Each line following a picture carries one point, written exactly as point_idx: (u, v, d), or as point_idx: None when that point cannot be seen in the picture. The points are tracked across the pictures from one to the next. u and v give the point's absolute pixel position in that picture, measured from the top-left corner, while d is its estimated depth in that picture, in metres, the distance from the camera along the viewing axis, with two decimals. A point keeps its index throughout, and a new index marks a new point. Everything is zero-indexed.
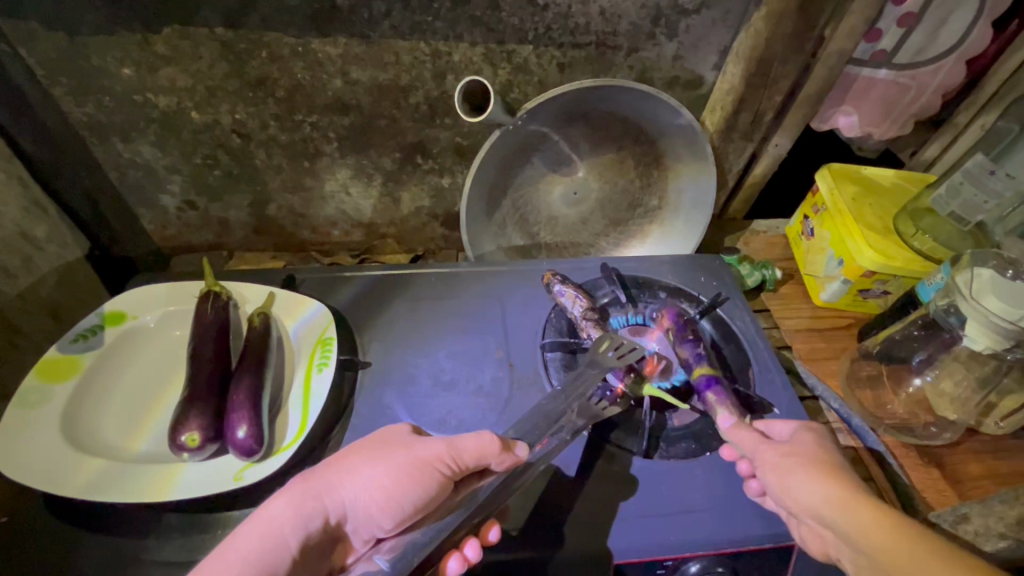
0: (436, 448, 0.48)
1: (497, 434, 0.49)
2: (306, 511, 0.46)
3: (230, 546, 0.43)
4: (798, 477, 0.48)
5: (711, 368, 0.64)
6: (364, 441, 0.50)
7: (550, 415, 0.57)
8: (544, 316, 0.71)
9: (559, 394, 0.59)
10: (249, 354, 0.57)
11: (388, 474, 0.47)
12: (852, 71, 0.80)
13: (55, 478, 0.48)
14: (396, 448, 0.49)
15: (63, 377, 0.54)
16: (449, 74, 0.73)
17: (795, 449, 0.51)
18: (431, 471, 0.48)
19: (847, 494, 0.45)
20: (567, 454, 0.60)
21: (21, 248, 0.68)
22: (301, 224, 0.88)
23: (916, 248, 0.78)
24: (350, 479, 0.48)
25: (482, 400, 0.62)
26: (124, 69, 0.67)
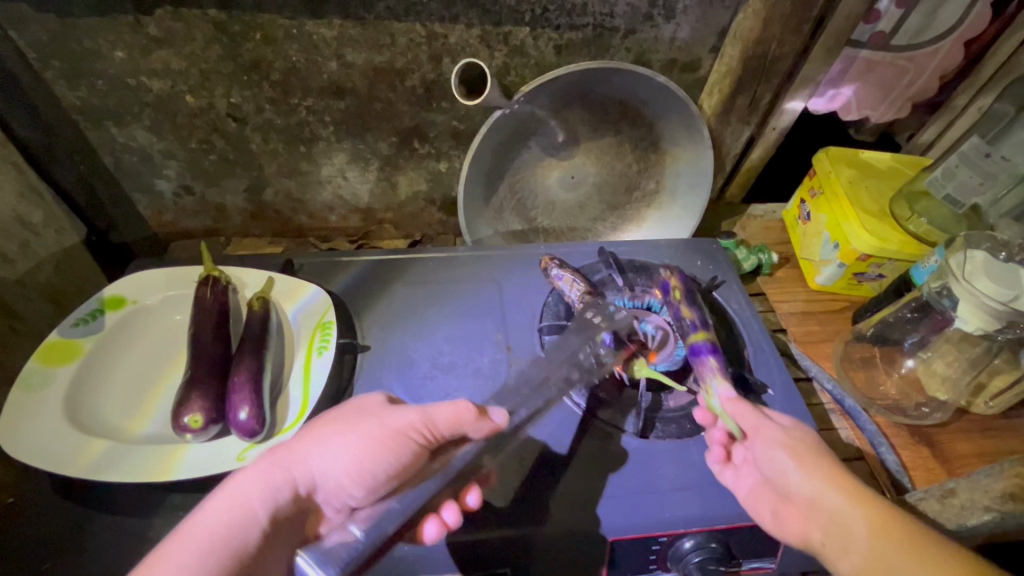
0: (408, 419, 0.50)
1: (471, 403, 0.51)
2: (276, 481, 0.47)
3: (197, 519, 0.43)
4: (812, 462, 0.51)
5: (712, 336, 0.63)
6: (336, 411, 0.51)
7: (533, 381, 0.62)
8: (540, 300, 0.72)
9: (545, 361, 0.64)
10: (249, 337, 0.57)
11: (359, 445, 0.49)
12: (851, 53, 0.79)
13: (61, 459, 0.48)
14: (367, 418, 0.50)
15: (64, 360, 0.54)
16: (446, 57, 0.73)
17: (799, 432, 0.55)
18: (403, 442, 0.49)
19: (858, 491, 0.48)
20: (560, 431, 0.61)
21: (19, 233, 0.68)
22: (298, 210, 0.88)
23: (911, 231, 0.79)
24: (321, 449, 0.49)
25: (482, 382, 0.63)
26: (116, 52, 0.67)
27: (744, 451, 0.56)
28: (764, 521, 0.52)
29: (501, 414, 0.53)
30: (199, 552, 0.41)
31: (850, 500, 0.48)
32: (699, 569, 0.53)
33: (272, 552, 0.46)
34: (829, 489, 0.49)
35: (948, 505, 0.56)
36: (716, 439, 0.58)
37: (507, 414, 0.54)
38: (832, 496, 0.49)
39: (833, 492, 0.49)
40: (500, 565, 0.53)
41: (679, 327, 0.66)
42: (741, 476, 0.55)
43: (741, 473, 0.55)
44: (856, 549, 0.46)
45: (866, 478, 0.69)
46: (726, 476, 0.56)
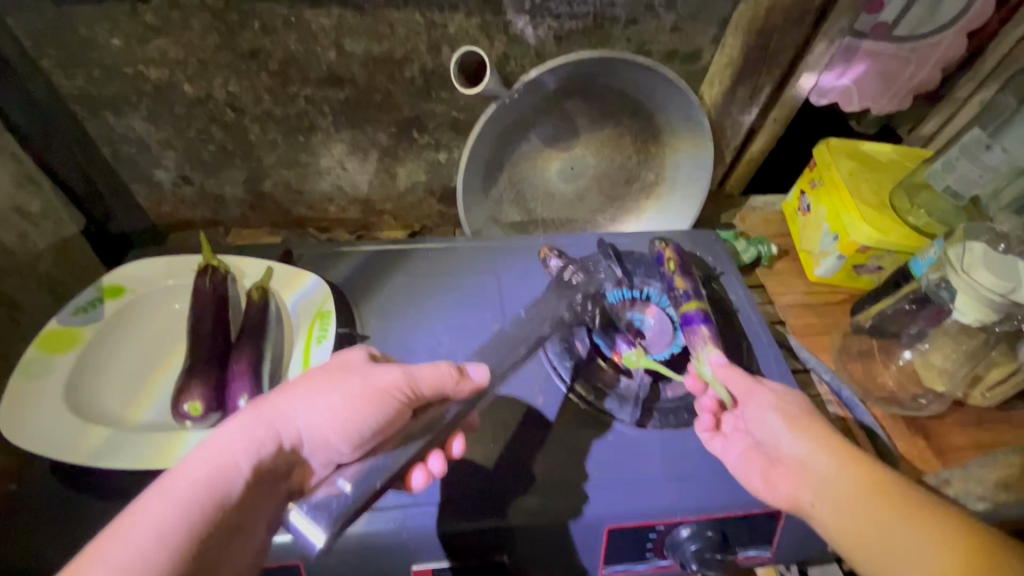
0: (391, 375, 0.49)
1: (453, 362, 0.50)
2: (259, 434, 0.46)
3: (180, 470, 0.42)
4: (802, 423, 0.53)
5: (704, 308, 0.66)
6: (318, 369, 0.50)
7: (514, 339, 0.63)
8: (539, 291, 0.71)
9: (528, 320, 0.65)
10: (248, 327, 0.57)
11: (341, 400, 0.48)
12: (853, 43, 0.78)
13: (61, 445, 0.48)
14: (349, 374, 0.50)
15: (63, 349, 0.54)
16: (445, 46, 0.72)
17: (791, 398, 0.56)
18: (384, 399, 0.49)
19: (848, 451, 0.50)
20: (550, 399, 0.63)
21: (17, 223, 0.68)
22: (298, 201, 0.87)
23: (911, 223, 0.79)
24: (303, 403, 0.48)
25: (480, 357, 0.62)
26: (114, 40, 0.67)
27: (735, 419, 0.59)
28: (752, 484, 0.54)
29: (479, 369, 0.53)
30: (184, 500, 0.40)
31: (840, 459, 0.50)
32: (696, 558, 0.54)
33: (255, 508, 0.44)
34: (819, 449, 0.51)
35: None
36: (705, 406, 0.60)
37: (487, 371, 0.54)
38: (822, 456, 0.51)
39: (822, 453, 0.51)
40: (497, 553, 0.54)
41: (671, 296, 0.69)
42: (730, 444, 0.57)
43: (730, 441, 0.57)
44: (847, 506, 0.48)
45: None
46: (714, 444, 0.58)
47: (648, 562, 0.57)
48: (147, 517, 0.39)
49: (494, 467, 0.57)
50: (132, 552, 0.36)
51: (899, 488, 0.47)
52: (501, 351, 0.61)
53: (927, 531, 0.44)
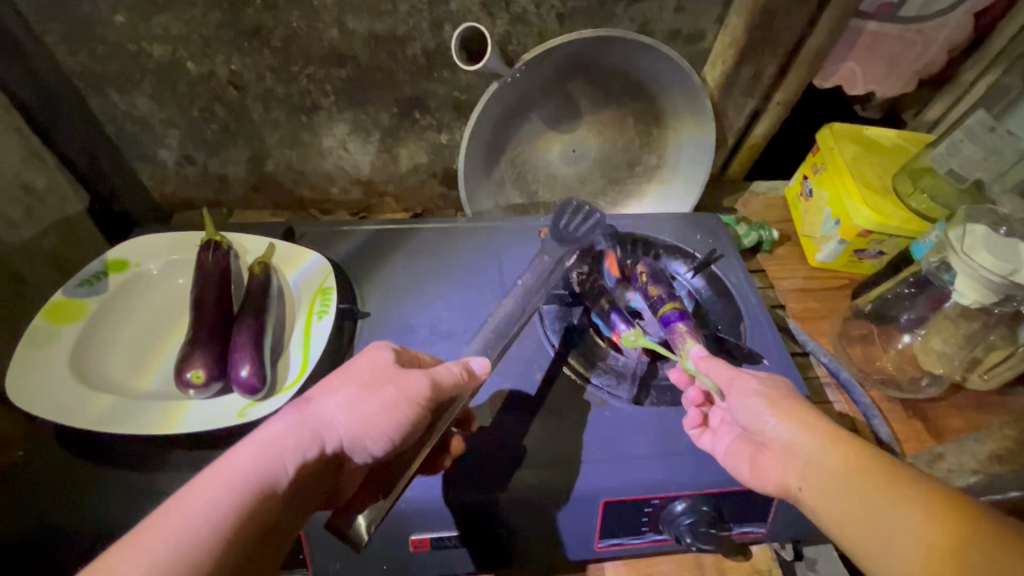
0: (421, 382, 0.47)
1: (470, 362, 0.51)
2: (303, 441, 0.43)
3: (222, 466, 0.40)
4: (786, 406, 0.52)
5: (681, 304, 0.66)
6: (356, 370, 0.48)
7: (513, 317, 0.65)
8: (533, 280, 0.69)
9: (524, 292, 0.67)
10: (250, 300, 0.58)
11: (379, 410, 0.46)
12: (858, 25, 0.78)
13: (67, 411, 0.49)
14: (383, 383, 0.47)
15: (69, 320, 0.55)
16: (447, 24, 0.72)
17: (774, 384, 0.56)
18: (417, 408, 0.47)
19: (831, 432, 0.49)
20: (528, 375, 0.64)
21: (22, 199, 0.69)
22: (299, 181, 0.88)
23: (913, 207, 0.78)
24: (342, 409, 0.46)
25: (478, 339, 0.63)
26: (117, 16, 0.67)
27: (721, 415, 0.58)
28: (742, 475, 0.53)
29: (484, 364, 0.53)
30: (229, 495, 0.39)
31: (824, 442, 0.48)
32: (690, 531, 0.55)
33: (294, 505, 0.43)
34: (805, 432, 0.50)
35: None
36: (691, 399, 0.60)
37: (489, 364, 0.55)
38: (806, 441, 0.49)
39: (808, 436, 0.50)
40: (493, 524, 0.54)
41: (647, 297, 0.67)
42: (719, 436, 0.56)
43: (718, 434, 0.56)
44: (834, 490, 0.46)
45: None
46: (703, 440, 0.57)
47: (644, 536, 0.58)
48: (191, 511, 0.37)
49: (491, 439, 0.58)
50: (178, 537, 0.36)
51: (878, 464, 0.45)
52: (495, 328, 0.64)
53: (913, 503, 0.42)
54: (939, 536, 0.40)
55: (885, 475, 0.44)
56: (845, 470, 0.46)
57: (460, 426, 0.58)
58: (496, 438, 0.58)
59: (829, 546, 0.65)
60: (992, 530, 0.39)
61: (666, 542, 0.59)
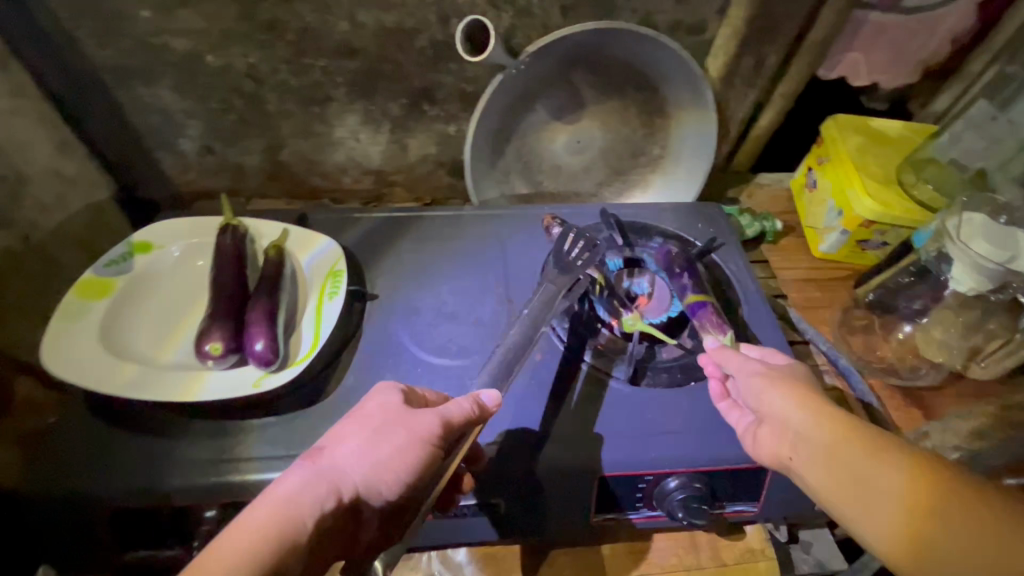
0: (431, 422, 0.50)
1: (479, 396, 0.52)
2: (320, 493, 0.45)
3: (242, 520, 0.41)
4: (786, 386, 0.51)
5: (700, 294, 0.67)
6: (362, 413, 0.50)
7: (520, 346, 0.63)
8: (542, 306, 0.66)
9: (532, 321, 0.65)
10: (265, 280, 0.61)
11: (394, 453, 0.48)
12: (861, 15, 0.78)
13: (96, 379, 0.52)
14: (393, 426, 0.49)
15: (98, 297, 0.59)
16: (453, 17, 0.74)
17: (781, 368, 0.54)
18: (430, 447, 0.49)
19: (834, 415, 0.47)
20: (529, 414, 0.61)
21: (53, 185, 0.73)
22: (313, 171, 0.91)
23: (915, 197, 0.79)
24: (356, 457, 0.47)
25: (486, 371, 0.62)
26: (142, 12, 0.70)
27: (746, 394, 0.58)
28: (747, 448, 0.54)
29: (495, 396, 0.55)
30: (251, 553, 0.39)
31: (816, 416, 0.47)
32: (683, 507, 0.57)
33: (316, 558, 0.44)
34: (798, 408, 0.49)
35: None
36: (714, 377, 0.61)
37: (499, 396, 0.56)
38: (801, 414, 0.48)
39: (802, 413, 0.48)
40: (493, 496, 0.57)
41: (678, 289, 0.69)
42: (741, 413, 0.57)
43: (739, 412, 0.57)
44: (822, 465, 0.45)
45: None
46: (731, 413, 0.58)
47: (638, 511, 0.60)
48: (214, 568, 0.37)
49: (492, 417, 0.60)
50: None
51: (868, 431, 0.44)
52: (507, 360, 0.62)
53: (900, 469, 0.41)
54: (919, 493, 0.39)
55: (870, 448, 0.43)
56: (833, 445, 0.45)
57: (468, 462, 0.56)
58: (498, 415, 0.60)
59: (825, 531, 0.67)
60: (976, 495, 0.38)
61: (660, 518, 0.61)
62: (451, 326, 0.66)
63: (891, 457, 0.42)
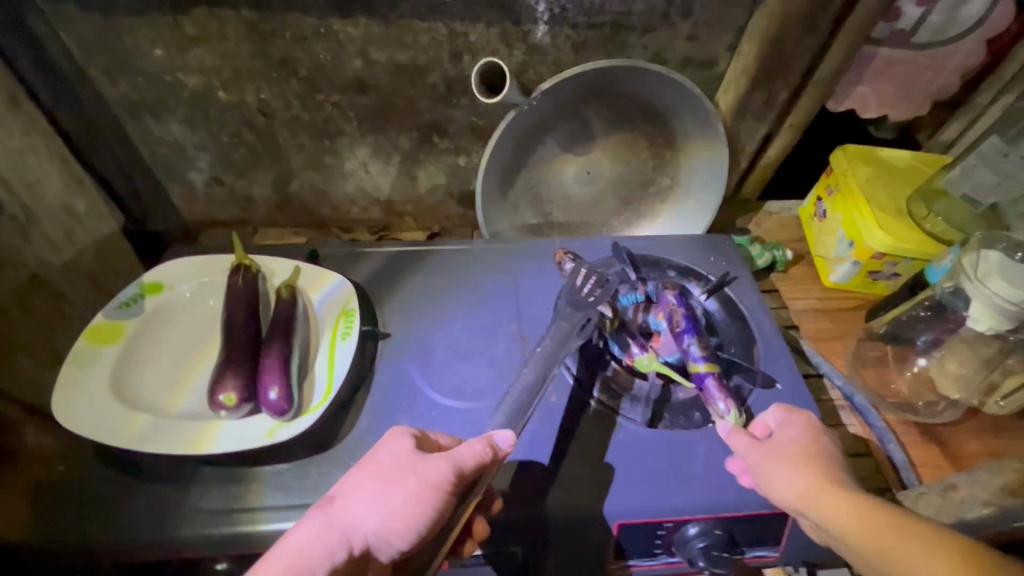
0: (443, 469, 0.49)
1: (492, 439, 0.51)
2: (332, 545, 0.45)
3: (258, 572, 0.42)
4: (781, 470, 0.51)
5: (709, 362, 0.65)
6: (373, 461, 0.50)
7: (532, 389, 0.62)
8: (555, 345, 0.66)
9: (544, 360, 0.64)
10: (278, 322, 0.60)
11: (405, 501, 0.47)
12: (870, 50, 0.78)
13: (108, 431, 0.52)
14: (405, 473, 0.49)
15: (109, 341, 0.58)
16: (466, 54, 0.74)
17: (781, 448, 0.53)
18: (443, 493, 0.49)
19: (837, 501, 0.46)
20: (540, 443, 0.61)
21: (63, 220, 0.71)
22: (322, 201, 0.91)
23: (927, 230, 0.79)
24: (368, 508, 0.47)
25: (500, 411, 0.61)
26: (155, 50, 0.70)
27: None
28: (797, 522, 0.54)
29: (509, 437, 0.53)
30: None
31: (820, 504, 0.47)
32: (703, 555, 0.56)
33: None
34: (801, 497, 0.48)
35: (950, 499, 0.57)
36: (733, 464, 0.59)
37: (512, 435, 0.54)
38: (806, 503, 0.48)
39: (805, 501, 0.48)
40: (510, 545, 0.56)
41: (682, 348, 0.66)
42: None
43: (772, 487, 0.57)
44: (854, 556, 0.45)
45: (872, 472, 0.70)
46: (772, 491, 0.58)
47: (656, 557, 0.59)
48: None
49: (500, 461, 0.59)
50: None
51: (880, 511, 0.44)
52: (518, 403, 0.61)
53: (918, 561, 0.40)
54: None
55: (883, 539, 0.43)
56: (849, 537, 0.45)
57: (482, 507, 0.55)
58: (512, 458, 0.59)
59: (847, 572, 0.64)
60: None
61: (678, 564, 0.60)
62: (465, 366, 0.66)
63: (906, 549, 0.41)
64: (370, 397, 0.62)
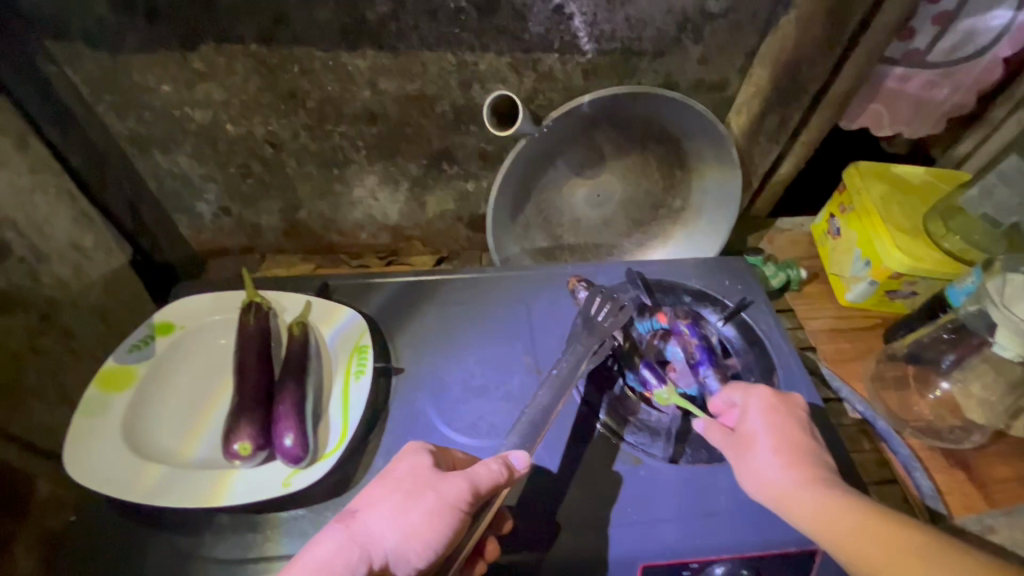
0: (462, 486, 0.48)
1: (508, 457, 0.50)
2: (352, 560, 0.43)
3: None
4: (748, 463, 0.52)
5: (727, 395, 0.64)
6: (392, 476, 0.49)
7: (546, 409, 0.60)
8: (570, 368, 0.64)
9: (557, 381, 0.63)
10: (291, 364, 0.59)
11: (424, 518, 0.46)
12: (884, 69, 0.77)
13: (122, 484, 0.51)
14: (424, 490, 0.48)
15: (121, 388, 0.57)
16: (475, 83, 0.74)
17: (747, 438, 0.54)
18: (459, 513, 0.47)
19: (798, 492, 0.48)
20: (552, 452, 0.62)
21: (72, 258, 0.70)
22: (331, 228, 0.90)
23: (946, 249, 0.78)
24: (389, 522, 0.46)
25: (514, 432, 0.60)
26: (163, 86, 0.70)
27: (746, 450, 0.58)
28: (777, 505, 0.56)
29: (524, 458, 0.52)
30: None
31: (783, 494, 0.49)
32: None
33: None
34: (764, 487, 0.50)
35: None
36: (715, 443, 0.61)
37: (527, 454, 0.53)
38: (768, 494, 0.50)
39: (767, 491, 0.50)
40: None
41: (699, 380, 0.65)
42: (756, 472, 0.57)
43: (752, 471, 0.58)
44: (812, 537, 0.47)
45: (898, 502, 0.68)
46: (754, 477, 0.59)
47: None
48: None
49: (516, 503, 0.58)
50: None
51: (838, 500, 0.46)
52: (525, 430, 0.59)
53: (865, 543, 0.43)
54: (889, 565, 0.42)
55: (837, 523, 0.45)
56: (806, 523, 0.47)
57: (492, 526, 0.55)
58: (528, 500, 0.58)
59: None
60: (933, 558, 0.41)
61: None
62: (481, 401, 0.64)
63: (857, 531, 0.44)
64: (386, 437, 0.61)
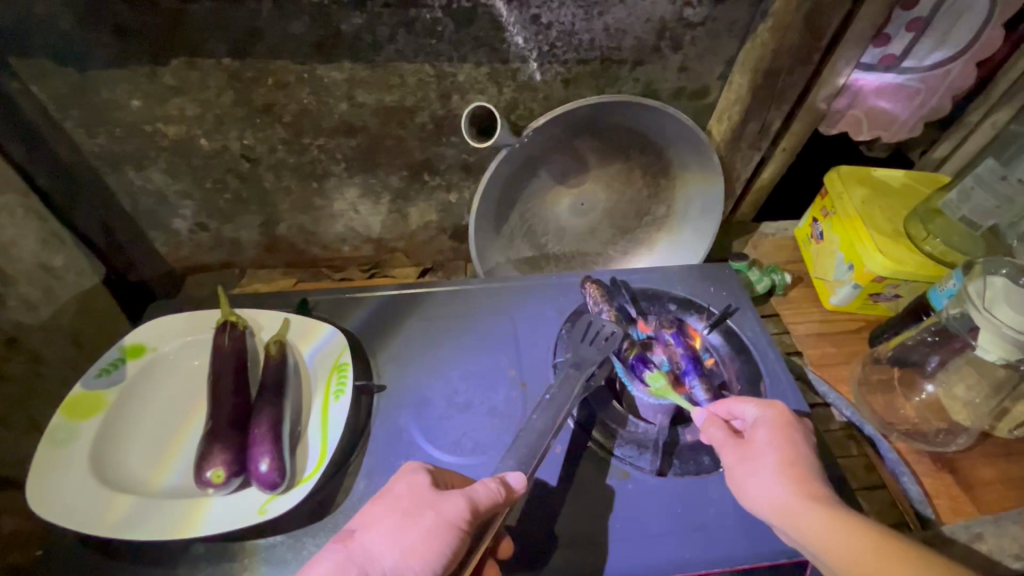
0: (461, 504, 0.46)
1: (505, 475, 0.50)
2: None
3: None
4: (750, 477, 0.51)
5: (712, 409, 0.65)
6: (390, 497, 0.48)
7: (543, 431, 0.58)
8: (563, 391, 0.62)
9: (550, 404, 0.60)
10: (268, 385, 0.57)
11: (423, 537, 0.44)
12: (861, 75, 0.78)
13: (88, 517, 0.49)
14: (422, 508, 0.46)
15: (88, 414, 0.55)
16: (454, 94, 0.73)
17: (752, 452, 0.53)
18: (459, 532, 0.45)
19: (801, 510, 0.47)
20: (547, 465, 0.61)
21: (42, 280, 0.68)
22: (312, 242, 0.89)
23: (928, 252, 0.78)
24: (388, 542, 0.44)
25: (510, 456, 0.57)
26: (133, 101, 0.68)
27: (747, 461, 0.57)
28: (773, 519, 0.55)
29: (519, 478, 0.52)
30: None
31: (785, 511, 0.48)
32: None
33: None
34: (766, 503, 0.49)
35: None
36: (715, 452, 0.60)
37: (523, 475, 0.53)
38: (771, 511, 0.49)
39: (770, 507, 0.49)
40: None
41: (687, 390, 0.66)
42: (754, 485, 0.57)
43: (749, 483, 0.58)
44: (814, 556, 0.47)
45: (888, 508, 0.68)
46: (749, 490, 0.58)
47: None
48: None
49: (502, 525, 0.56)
50: None
51: (843, 521, 0.45)
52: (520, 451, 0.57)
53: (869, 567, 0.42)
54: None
55: (841, 544, 0.44)
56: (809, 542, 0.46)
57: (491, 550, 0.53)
58: (514, 519, 0.57)
59: None
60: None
61: None
62: (466, 418, 0.63)
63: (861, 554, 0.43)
64: (366, 457, 0.59)
